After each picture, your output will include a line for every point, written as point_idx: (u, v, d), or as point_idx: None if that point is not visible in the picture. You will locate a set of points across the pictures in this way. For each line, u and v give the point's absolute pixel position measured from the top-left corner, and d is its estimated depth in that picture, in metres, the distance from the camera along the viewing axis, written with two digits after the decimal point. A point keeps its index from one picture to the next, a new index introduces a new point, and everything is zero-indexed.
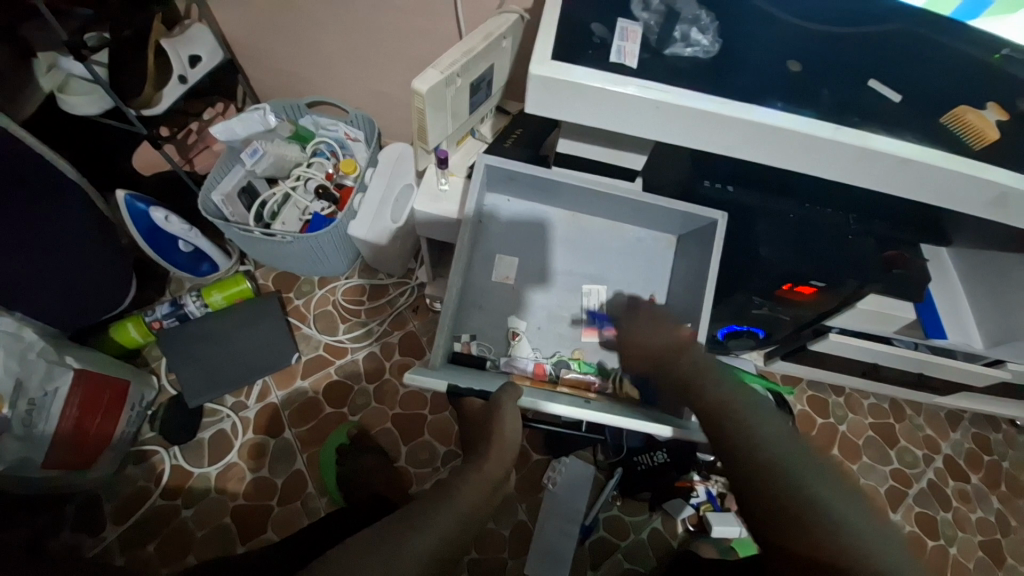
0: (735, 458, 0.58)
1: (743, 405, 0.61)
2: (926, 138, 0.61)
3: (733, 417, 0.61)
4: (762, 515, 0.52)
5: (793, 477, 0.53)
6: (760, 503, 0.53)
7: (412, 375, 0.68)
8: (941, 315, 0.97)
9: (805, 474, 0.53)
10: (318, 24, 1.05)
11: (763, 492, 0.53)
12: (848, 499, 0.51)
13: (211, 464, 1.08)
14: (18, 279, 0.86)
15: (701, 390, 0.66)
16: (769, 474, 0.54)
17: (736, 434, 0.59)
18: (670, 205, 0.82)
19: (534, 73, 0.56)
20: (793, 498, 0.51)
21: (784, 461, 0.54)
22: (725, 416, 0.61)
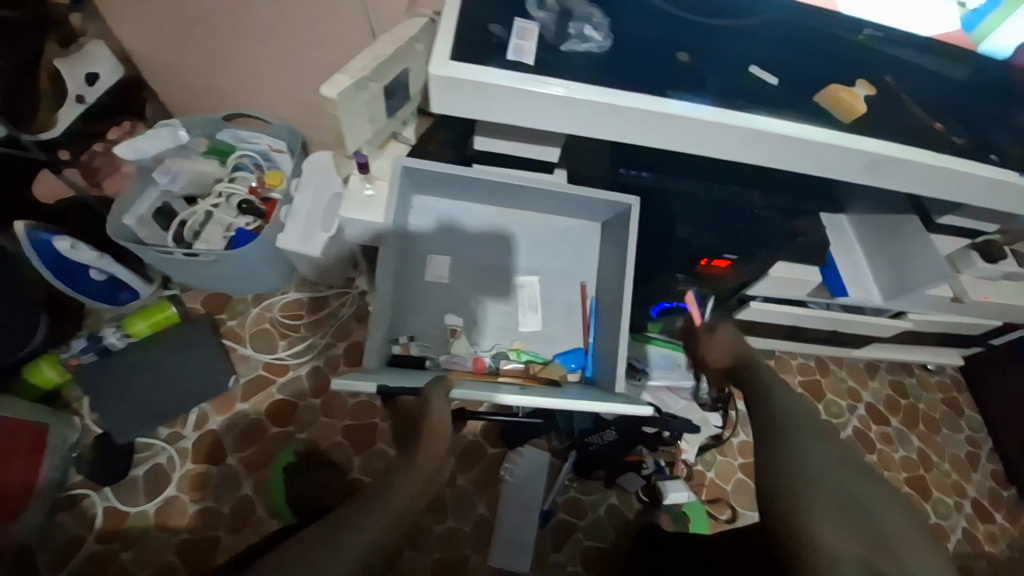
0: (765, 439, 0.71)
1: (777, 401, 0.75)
2: (803, 115, 0.67)
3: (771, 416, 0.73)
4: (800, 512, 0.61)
5: (815, 458, 0.65)
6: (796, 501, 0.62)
7: (339, 380, 0.67)
8: (844, 274, 1.05)
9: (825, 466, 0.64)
10: (227, 35, 1.02)
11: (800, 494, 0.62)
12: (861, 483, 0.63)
13: (149, 501, 1.03)
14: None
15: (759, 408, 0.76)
16: (801, 450, 0.67)
17: (776, 418, 0.72)
18: (588, 194, 0.86)
19: (434, 74, 0.58)
20: (822, 472, 0.64)
21: (806, 444, 0.67)
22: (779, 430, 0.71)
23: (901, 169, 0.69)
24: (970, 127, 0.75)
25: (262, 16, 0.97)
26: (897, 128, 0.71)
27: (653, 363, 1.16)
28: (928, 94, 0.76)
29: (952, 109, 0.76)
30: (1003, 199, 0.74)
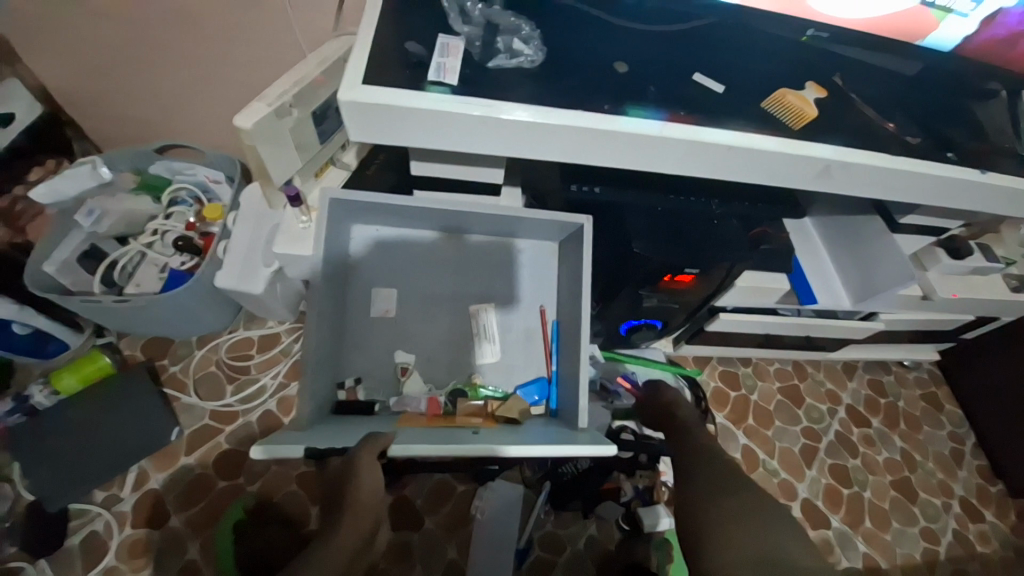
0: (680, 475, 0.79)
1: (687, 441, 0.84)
2: (751, 123, 0.64)
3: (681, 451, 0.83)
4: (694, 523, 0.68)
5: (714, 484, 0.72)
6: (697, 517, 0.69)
7: (259, 449, 0.60)
8: (810, 279, 1.03)
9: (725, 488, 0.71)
10: (150, 64, 0.96)
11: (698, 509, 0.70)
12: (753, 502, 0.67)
13: (84, 575, 0.93)
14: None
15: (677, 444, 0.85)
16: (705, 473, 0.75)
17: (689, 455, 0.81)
18: (539, 215, 0.81)
19: (345, 99, 0.52)
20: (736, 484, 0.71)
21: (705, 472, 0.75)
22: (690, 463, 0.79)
23: (856, 174, 0.66)
24: (923, 125, 0.72)
25: (186, 42, 0.91)
26: (849, 132, 0.68)
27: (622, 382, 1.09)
28: (877, 93, 0.74)
29: (903, 108, 0.73)
30: (965, 197, 0.71)
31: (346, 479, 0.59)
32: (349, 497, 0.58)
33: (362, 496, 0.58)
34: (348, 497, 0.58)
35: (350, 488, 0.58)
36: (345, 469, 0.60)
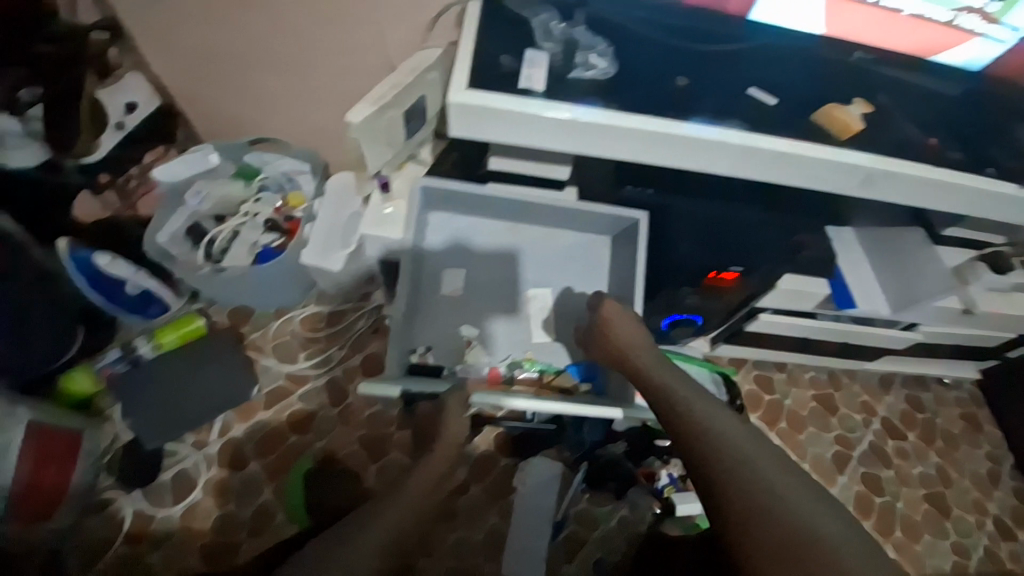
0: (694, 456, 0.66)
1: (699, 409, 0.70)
2: (799, 133, 0.71)
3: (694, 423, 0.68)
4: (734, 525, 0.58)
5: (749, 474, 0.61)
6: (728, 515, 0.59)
7: (365, 386, 0.75)
8: (851, 287, 1.06)
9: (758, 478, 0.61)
10: (254, 67, 1.09)
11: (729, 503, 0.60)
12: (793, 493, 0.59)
13: (175, 505, 1.06)
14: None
15: (682, 413, 0.70)
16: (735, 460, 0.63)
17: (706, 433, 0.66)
18: (600, 209, 0.92)
19: (453, 101, 0.63)
20: (758, 492, 0.59)
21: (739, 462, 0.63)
22: (713, 442, 0.65)
23: (894, 183, 0.72)
24: (968, 143, 0.77)
25: (288, 49, 1.03)
26: (894, 145, 0.74)
27: None
28: (924, 112, 0.79)
29: (950, 127, 0.78)
30: (1001, 209, 0.77)
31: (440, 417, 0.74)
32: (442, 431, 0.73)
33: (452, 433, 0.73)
34: (440, 432, 0.74)
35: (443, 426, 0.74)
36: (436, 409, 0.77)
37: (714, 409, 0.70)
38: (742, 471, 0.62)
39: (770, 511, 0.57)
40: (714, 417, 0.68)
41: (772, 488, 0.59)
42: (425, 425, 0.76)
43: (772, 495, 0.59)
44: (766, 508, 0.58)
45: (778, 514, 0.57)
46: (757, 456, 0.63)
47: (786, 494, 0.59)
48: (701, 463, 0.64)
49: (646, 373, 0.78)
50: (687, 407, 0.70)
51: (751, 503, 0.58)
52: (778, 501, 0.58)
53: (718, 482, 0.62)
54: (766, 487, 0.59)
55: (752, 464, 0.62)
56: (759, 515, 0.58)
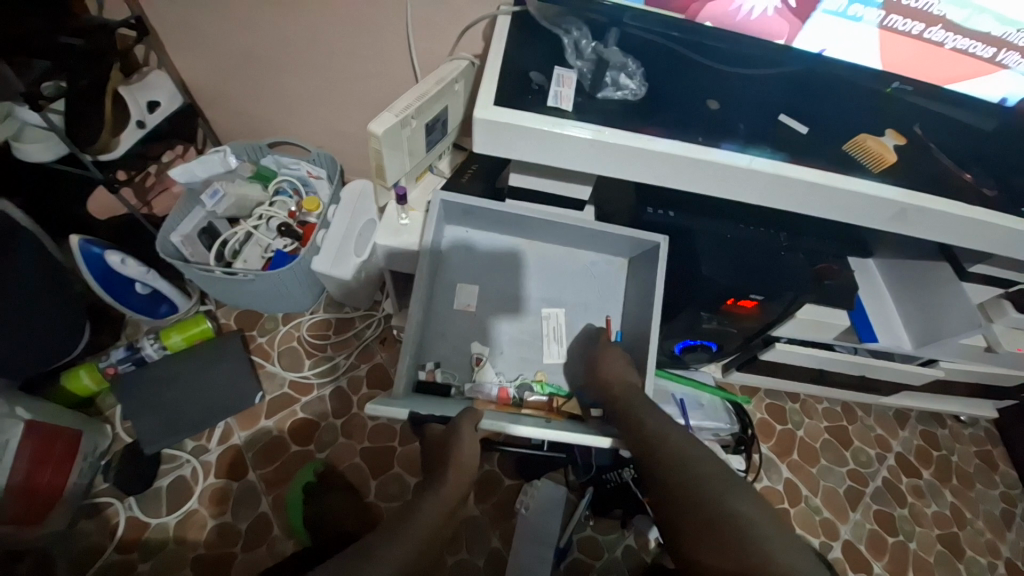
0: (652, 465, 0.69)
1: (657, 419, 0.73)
2: (831, 163, 0.69)
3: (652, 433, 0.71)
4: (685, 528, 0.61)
5: (696, 478, 0.64)
6: (680, 520, 0.62)
7: (373, 406, 0.72)
8: (872, 319, 1.05)
9: (706, 483, 0.63)
10: (279, 71, 1.09)
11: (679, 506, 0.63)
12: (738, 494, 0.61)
13: (170, 513, 1.04)
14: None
15: (639, 420, 0.74)
16: (685, 467, 0.66)
17: (658, 443, 0.70)
18: (618, 231, 0.88)
19: (479, 117, 0.62)
20: (701, 495, 0.62)
21: (688, 467, 0.66)
22: (665, 449, 0.69)
23: (929, 221, 0.70)
24: (1000, 178, 0.75)
25: (311, 54, 1.03)
26: (929, 180, 0.72)
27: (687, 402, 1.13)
28: (956, 145, 0.77)
29: (982, 162, 0.76)
30: None
31: (449, 443, 0.69)
32: (453, 458, 0.67)
33: (463, 459, 0.68)
34: (450, 459, 0.67)
35: (453, 452, 0.68)
36: (447, 435, 0.70)
37: (683, 442, 0.69)
38: (705, 509, 0.61)
39: (733, 550, 0.56)
40: (682, 451, 0.68)
41: (737, 526, 0.58)
42: (435, 450, 0.71)
43: (735, 533, 0.57)
44: (730, 549, 0.57)
45: (741, 553, 0.56)
46: (726, 491, 0.62)
47: (755, 530, 0.58)
48: (668, 501, 0.65)
49: (613, 387, 0.81)
50: (653, 442, 0.70)
51: (715, 543, 0.58)
52: (743, 539, 0.57)
53: (682, 520, 0.62)
54: (730, 525, 0.58)
55: (700, 475, 0.64)
56: (722, 554, 0.57)
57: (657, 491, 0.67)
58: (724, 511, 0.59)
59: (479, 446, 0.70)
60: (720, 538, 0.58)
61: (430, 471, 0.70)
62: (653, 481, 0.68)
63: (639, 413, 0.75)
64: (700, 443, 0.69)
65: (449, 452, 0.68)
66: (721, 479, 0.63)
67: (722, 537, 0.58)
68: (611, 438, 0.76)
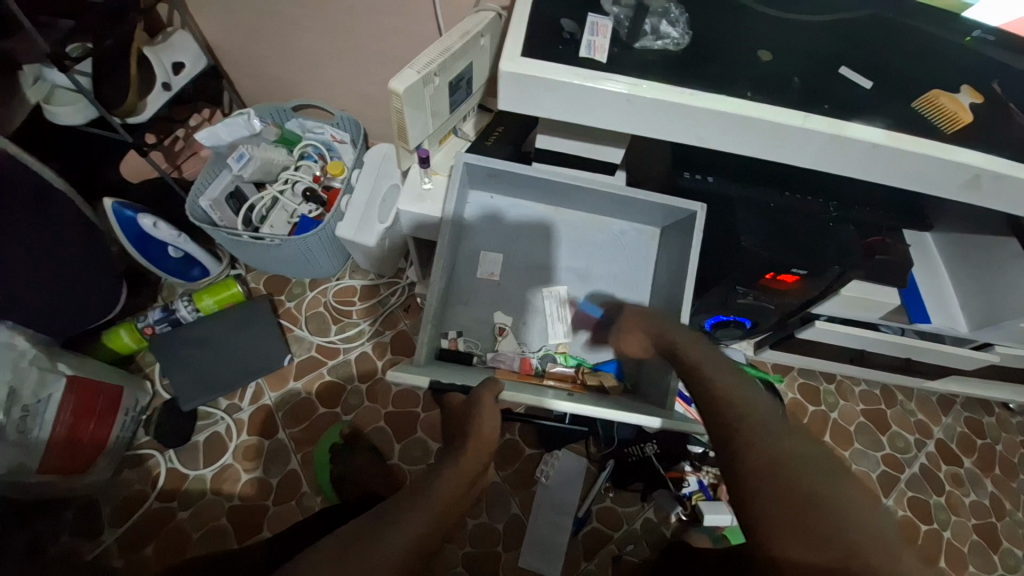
0: (721, 427, 0.56)
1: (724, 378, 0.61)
2: (894, 123, 0.61)
3: (719, 393, 0.59)
4: (774, 508, 0.48)
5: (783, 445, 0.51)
6: (767, 496, 0.49)
7: (393, 373, 0.72)
8: (926, 299, 0.97)
9: (795, 455, 0.51)
10: (300, 29, 1.06)
11: (764, 481, 0.49)
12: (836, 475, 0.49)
13: (207, 466, 1.09)
14: (21, 272, 0.89)
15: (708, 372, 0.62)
16: (766, 432, 0.53)
17: (728, 403, 0.57)
18: (649, 197, 0.83)
19: (506, 70, 0.58)
20: (791, 466, 0.50)
21: (767, 432, 0.53)
22: (738, 413, 0.56)
23: (1009, 188, 0.61)
24: None
25: (333, 11, 0.99)
26: (1013, 142, 0.62)
27: None
28: None
29: None
30: None
31: (472, 412, 0.68)
32: (473, 428, 0.66)
33: (484, 431, 0.66)
34: (473, 428, 0.67)
35: (474, 423, 0.67)
36: (469, 405, 0.69)
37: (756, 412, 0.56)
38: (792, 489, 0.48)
39: (830, 539, 0.45)
40: (758, 423, 0.54)
41: (837, 510, 0.46)
42: (455, 419, 0.70)
43: (831, 521, 0.45)
44: (828, 539, 0.45)
45: (841, 545, 0.44)
46: (817, 469, 0.49)
47: (861, 520, 0.46)
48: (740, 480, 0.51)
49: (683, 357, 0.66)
50: (728, 408, 0.56)
51: (805, 528, 0.46)
52: (841, 524, 0.45)
53: (761, 497, 0.49)
54: (824, 507, 0.46)
55: (784, 441, 0.52)
56: (813, 544, 0.45)
57: (730, 461, 0.53)
58: (819, 492, 0.47)
59: (500, 415, 0.69)
60: (817, 523, 0.46)
61: (451, 440, 0.69)
62: (721, 449, 0.54)
63: (715, 377, 0.61)
64: (778, 413, 0.56)
65: (471, 423, 0.67)
66: (815, 454, 0.51)
67: (820, 520, 0.46)
68: (659, 418, 0.72)
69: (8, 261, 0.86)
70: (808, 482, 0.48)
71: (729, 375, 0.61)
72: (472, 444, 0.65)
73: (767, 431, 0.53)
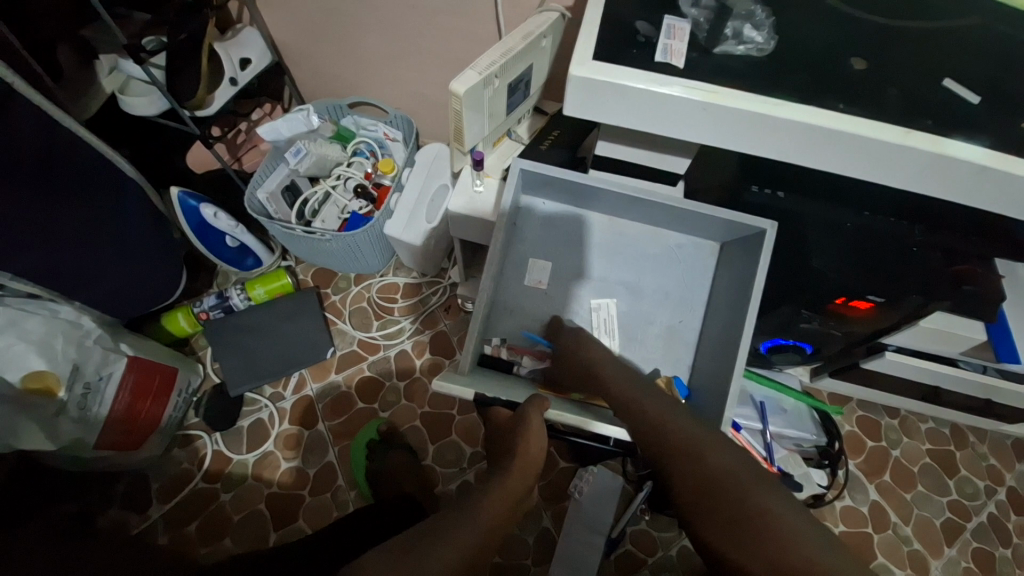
0: (661, 453, 0.63)
1: (662, 409, 0.67)
2: (1005, 143, 0.54)
3: (659, 421, 0.65)
4: (713, 519, 0.55)
5: (715, 460, 0.59)
6: (707, 507, 0.56)
7: (440, 381, 0.72)
8: (1017, 337, 0.85)
9: (725, 467, 0.58)
10: (361, 27, 1.07)
11: (704, 493, 0.57)
12: (766, 486, 0.55)
13: (249, 451, 1.12)
14: (91, 257, 0.94)
15: (642, 403, 0.68)
16: (698, 449, 0.61)
17: (665, 430, 0.64)
18: (716, 214, 0.77)
19: (575, 74, 0.55)
20: (723, 478, 0.57)
21: (701, 451, 0.60)
22: (674, 438, 0.63)
23: None
24: None
25: (394, 9, 0.99)
26: None
27: (770, 405, 1.04)
28: None
29: None
30: None
31: (518, 429, 0.66)
32: (520, 448, 0.64)
33: (531, 450, 0.64)
34: (518, 448, 0.64)
35: (523, 441, 0.65)
36: (515, 421, 0.68)
37: (694, 435, 0.62)
38: (726, 501, 0.55)
39: (762, 542, 0.50)
40: (696, 443, 0.61)
41: (763, 513, 0.52)
42: (501, 434, 0.69)
43: (762, 529, 0.51)
44: (759, 545, 0.50)
45: (772, 547, 0.50)
46: (750, 482, 0.55)
47: (786, 519, 0.51)
48: (680, 496, 0.59)
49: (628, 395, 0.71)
50: (661, 435, 0.63)
51: (742, 538, 0.52)
52: (766, 526, 0.51)
53: (704, 516, 0.55)
54: (752, 514, 0.52)
55: (714, 459, 0.59)
56: (747, 549, 0.51)
57: (672, 481, 0.60)
58: (747, 499, 0.54)
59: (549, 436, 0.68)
60: (746, 529, 0.52)
61: (496, 458, 0.67)
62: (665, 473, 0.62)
63: (657, 409, 0.67)
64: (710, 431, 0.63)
65: (517, 443, 0.65)
66: (746, 466, 0.58)
67: (749, 526, 0.52)
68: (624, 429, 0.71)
69: (80, 247, 0.91)
70: (739, 493, 0.55)
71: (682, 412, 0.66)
72: (518, 465, 0.63)
73: (704, 451, 0.60)
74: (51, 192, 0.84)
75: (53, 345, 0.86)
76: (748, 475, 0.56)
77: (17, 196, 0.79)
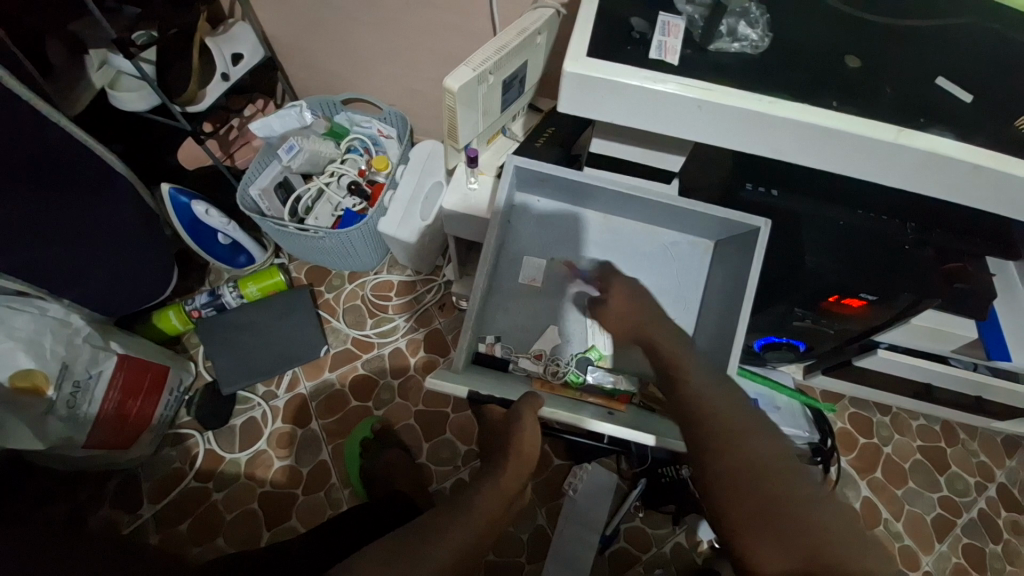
0: (701, 429, 0.59)
1: (704, 385, 0.63)
2: (999, 142, 0.54)
3: (702, 397, 0.62)
4: (748, 508, 0.53)
5: (759, 449, 0.56)
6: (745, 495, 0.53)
7: (433, 379, 0.71)
8: (1008, 334, 0.86)
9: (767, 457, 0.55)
10: (355, 23, 1.06)
11: (742, 481, 0.54)
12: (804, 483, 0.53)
13: (242, 449, 1.12)
14: (79, 254, 0.93)
15: (689, 377, 0.64)
16: (742, 434, 0.57)
17: (708, 408, 0.60)
18: (710, 211, 0.77)
19: (569, 71, 0.55)
20: (765, 468, 0.54)
21: (745, 436, 0.57)
22: (718, 419, 0.59)
23: None
24: None
25: (388, 6, 0.99)
26: None
27: (763, 403, 1.04)
28: None
29: None
30: None
31: (512, 428, 0.66)
32: (514, 446, 0.64)
33: (524, 448, 0.64)
34: (512, 446, 0.64)
35: (516, 437, 0.65)
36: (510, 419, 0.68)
37: (738, 418, 0.59)
38: (766, 493, 0.53)
39: (800, 540, 0.49)
40: (739, 427, 0.58)
41: (802, 511, 0.51)
42: (495, 432, 0.69)
43: (800, 524, 0.50)
44: (798, 542, 0.49)
45: (808, 546, 0.49)
46: (789, 476, 0.54)
47: (823, 518, 0.51)
48: (712, 479, 0.56)
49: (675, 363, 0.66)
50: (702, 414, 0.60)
51: (778, 532, 0.50)
52: (806, 525, 0.50)
53: (737, 504, 0.53)
54: (790, 508, 0.51)
55: (757, 446, 0.56)
56: (784, 543, 0.50)
57: (707, 461, 0.57)
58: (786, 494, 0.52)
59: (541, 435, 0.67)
60: (785, 525, 0.50)
61: (491, 456, 0.67)
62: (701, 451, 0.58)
63: (700, 383, 0.63)
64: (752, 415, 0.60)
65: (511, 442, 0.65)
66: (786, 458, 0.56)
67: (788, 524, 0.50)
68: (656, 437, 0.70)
69: (68, 245, 0.90)
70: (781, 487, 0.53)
71: (724, 392, 0.63)
72: (512, 464, 0.63)
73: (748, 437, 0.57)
74: (38, 189, 0.83)
75: (41, 344, 0.85)
76: (789, 471, 0.54)
77: (4, 192, 0.78)
